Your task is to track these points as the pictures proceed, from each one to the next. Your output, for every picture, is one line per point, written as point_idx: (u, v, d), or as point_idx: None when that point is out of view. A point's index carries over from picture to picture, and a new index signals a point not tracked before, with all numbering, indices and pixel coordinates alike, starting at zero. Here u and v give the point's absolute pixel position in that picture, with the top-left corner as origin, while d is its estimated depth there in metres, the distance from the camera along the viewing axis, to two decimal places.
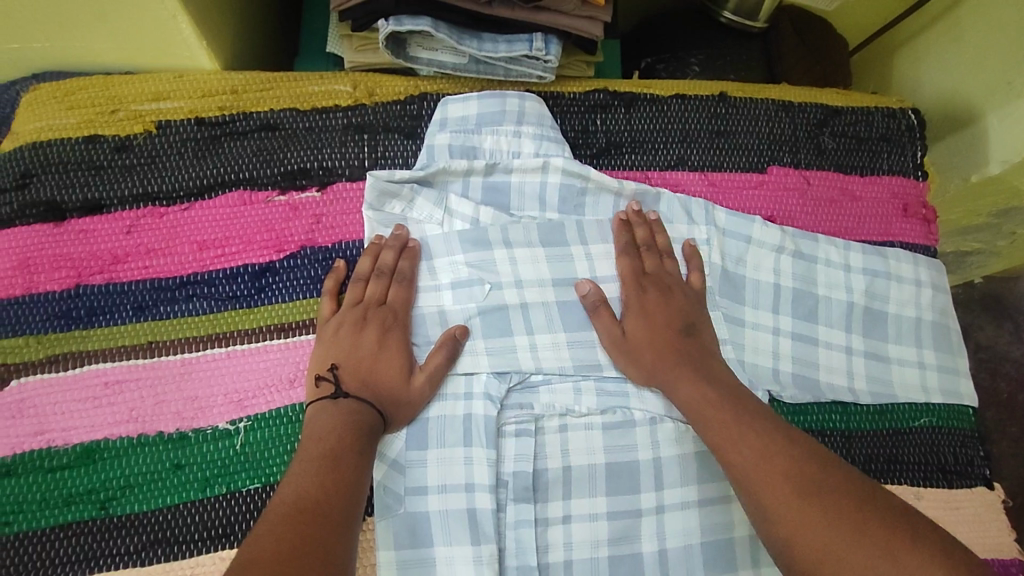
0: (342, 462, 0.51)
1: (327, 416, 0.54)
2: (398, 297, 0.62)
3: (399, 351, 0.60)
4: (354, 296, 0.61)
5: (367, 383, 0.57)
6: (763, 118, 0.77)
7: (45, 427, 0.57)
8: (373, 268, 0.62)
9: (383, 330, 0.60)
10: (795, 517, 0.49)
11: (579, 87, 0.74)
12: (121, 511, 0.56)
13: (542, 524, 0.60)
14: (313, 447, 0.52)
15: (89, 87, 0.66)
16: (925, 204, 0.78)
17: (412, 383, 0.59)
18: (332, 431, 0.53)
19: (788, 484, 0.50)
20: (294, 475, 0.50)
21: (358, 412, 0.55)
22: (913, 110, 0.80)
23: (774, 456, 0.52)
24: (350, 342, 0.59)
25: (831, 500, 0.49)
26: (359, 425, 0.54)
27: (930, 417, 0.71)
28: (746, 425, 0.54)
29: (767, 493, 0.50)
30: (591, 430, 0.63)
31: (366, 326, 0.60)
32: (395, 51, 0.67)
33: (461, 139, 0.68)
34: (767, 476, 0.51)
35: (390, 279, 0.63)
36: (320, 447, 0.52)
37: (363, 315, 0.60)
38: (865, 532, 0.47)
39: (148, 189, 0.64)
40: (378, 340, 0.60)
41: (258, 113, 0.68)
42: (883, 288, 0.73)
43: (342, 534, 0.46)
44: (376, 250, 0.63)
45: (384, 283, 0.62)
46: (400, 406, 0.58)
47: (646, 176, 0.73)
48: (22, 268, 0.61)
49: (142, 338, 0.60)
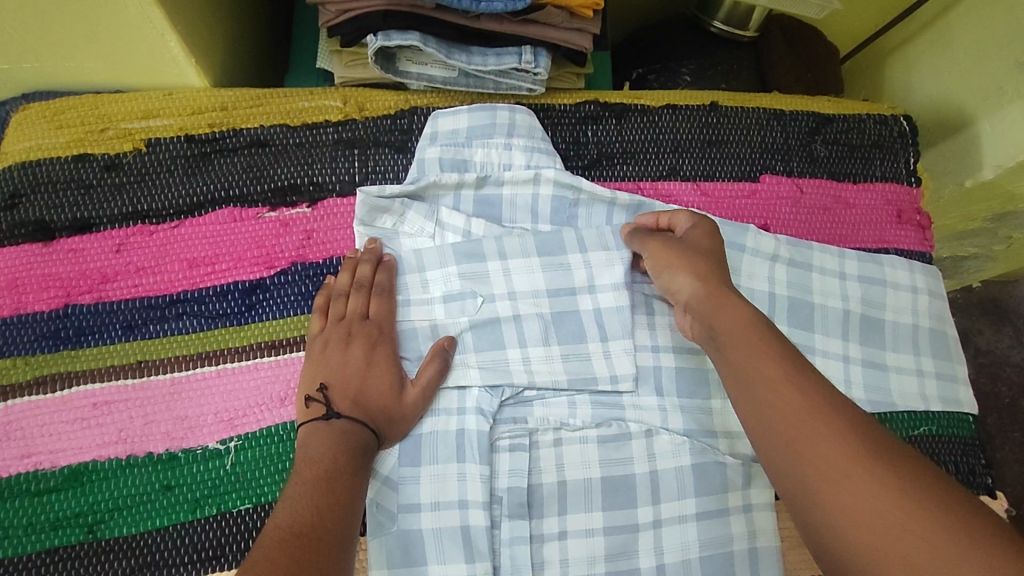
0: (336, 485, 0.50)
1: (321, 437, 0.54)
2: (379, 311, 0.61)
3: (388, 366, 0.59)
4: (336, 311, 0.61)
5: (360, 399, 0.57)
6: (754, 126, 0.77)
7: (32, 450, 0.56)
8: (353, 283, 0.62)
9: (369, 348, 0.59)
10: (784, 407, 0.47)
11: (569, 100, 0.74)
12: (110, 534, 0.55)
13: (537, 541, 0.59)
14: (307, 469, 0.51)
15: (78, 106, 0.66)
16: (919, 210, 0.78)
17: (404, 400, 0.58)
18: (326, 453, 0.52)
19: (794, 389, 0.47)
20: (287, 498, 0.49)
21: (350, 430, 0.54)
22: (905, 116, 0.80)
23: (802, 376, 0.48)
24: (338, 359, 0.58)
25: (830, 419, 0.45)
26: (354, 447, 0.53)
27: (930, 425, 0.70)
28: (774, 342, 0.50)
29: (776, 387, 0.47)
30: (586, 444, 0.62)
31: (352, 342, 0.59)
32: (384, 66, 0.67)
33: (452, 152, 0.68)
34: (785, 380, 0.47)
35: (370, 293, 0.62)
36: (315, 470, 0.51)
37: (349, 331, 0.60)
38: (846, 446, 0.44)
39: (137, 208, 0.64)
40: (365, 356, 0.59)
41: (248, 129, 0.68)
42: (880, 295, 0.72)
43: (336, 558, 0.46)
44: (358, 264, 0.63)
45: (365, 297, 0.61)
46: (393, 422, 0.57)
47: (638, 187, 0.73)
48: (10, 289, 0.60)
49: (131, 357, 0.60)
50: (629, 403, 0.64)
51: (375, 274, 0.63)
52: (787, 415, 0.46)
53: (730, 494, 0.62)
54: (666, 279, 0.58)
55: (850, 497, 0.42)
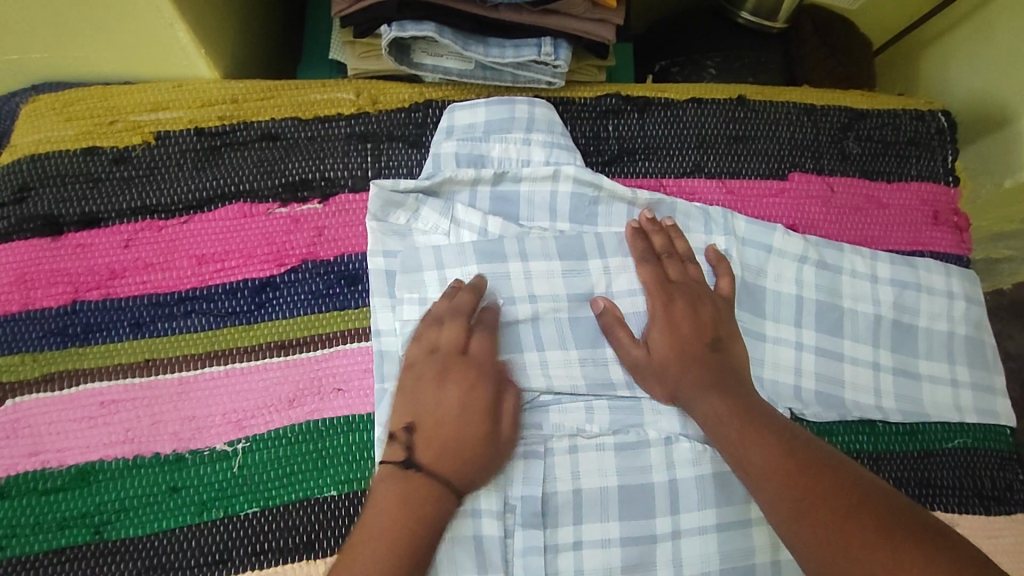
0: (399, 555, 0.49)
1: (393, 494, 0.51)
2: (478, 347, 0.57)
3: (477, 411, 0.54)
4: (423, 348, 0.56)
5: (446, 451, 0.53)
6: (783, 121, 0.73)
7: (39, 448, 0.56)
8: (446, 312, 0.58)
9: (469, 388, 0.55)
10: (751, 459, 0.52)
11: (589, 93, 0.72)
12: (115, 536, 0.54)
13: (552, 552, 0.57)
14: (369, 536, 0.49)
15: (87, 98, 0.64)
16: (956, 211, 0.74)
17: (500, 434, 0.55)
18: (392, 517, 0.50)
19: (764, 449, 0.52)
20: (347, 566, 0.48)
21: (428, 484, 0.52)
22: (943, 112, 0.77)
23: (768, 439, 0.52)
24: (433, 398, 0.54)
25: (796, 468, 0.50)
26: (419, 510, 0.51)
27: (964, 437, 0.66)
28: (734, 413, 0.55)
29: (746, 448, 0.53)
30: (603, 452, 0.60)
31: (430, 385, 0.55)
32: (399, 57, 0.65)
33: (469, 147, 0.66)
34: (754, 442, 0.53)
35: (473, 326, 0.58)
36: (377, 536, 0.49)
37: (441, 369, 0.55)
38: (808, 487, 0.48)
39: (146, 202, 0.62)
40: (461, 400, 0.54)
41: (258, 122, 0.66)
42: (913, 300, 0.69)
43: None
44: (458, 292, 0.59)
45: (464, 331, 0.57)
46: (489, 458, 0.54)
47: (661, 184, 0.70)
48: (19, 283, 0.59)
49: (139, 356, 0.58)
50: (648, 407, 0.62)
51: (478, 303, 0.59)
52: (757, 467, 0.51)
53: (754, 506, 0.60)
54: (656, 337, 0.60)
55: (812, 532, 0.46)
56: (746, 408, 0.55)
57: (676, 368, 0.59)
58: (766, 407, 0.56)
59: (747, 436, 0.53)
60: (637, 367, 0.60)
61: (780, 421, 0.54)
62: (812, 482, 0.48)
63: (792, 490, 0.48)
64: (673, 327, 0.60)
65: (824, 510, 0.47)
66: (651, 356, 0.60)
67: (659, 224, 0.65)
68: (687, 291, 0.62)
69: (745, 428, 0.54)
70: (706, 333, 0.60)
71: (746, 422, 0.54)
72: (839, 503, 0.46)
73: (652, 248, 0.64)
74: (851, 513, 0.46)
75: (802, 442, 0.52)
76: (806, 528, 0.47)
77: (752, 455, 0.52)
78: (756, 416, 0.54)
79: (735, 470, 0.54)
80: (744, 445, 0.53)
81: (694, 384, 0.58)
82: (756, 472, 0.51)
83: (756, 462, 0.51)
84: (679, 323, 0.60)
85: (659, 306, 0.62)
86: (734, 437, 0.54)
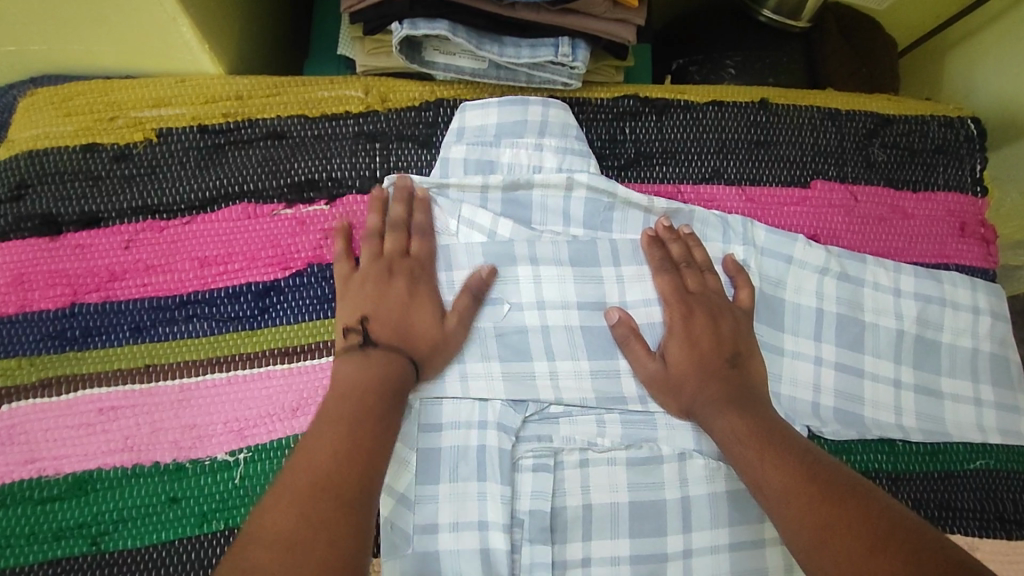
0: (364, 452, 0.47)
1: (357, 395, 0.50)
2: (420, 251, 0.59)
3: (423, 304, 0.57)
4: (372, 251, 0.58)
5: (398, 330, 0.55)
6: (807, 127, 0.71)
7: (36, 456, 0.54)
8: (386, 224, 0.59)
9: (411, 281, 0.57)
10: (772, 481, 0.50)
11: (607, 94, 0.69)
12: (113, 547, 0.53)
13: (560, 568, 0.56)
14: (333, 435, 0.47)
15: (87, 92, 0.62)
16: (984, 223, 0.71)
17: (444, 325, 0.57)
18: (352, 419, 0.48)
19: (785, 470, 0.50)
20: (306, 462, 0.46)
21: (385, 364, 0.52)
22: (972, 119, 0.74)
23: (789, 462, 0.50)
24: (379, 291, 0.56)
25: (819, 493, 0.48)
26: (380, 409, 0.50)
27: (987, 458, 0.64)
28: (752, 434, 0.53)
29: (765, 470, 0.51)
30: (614, 466, 0.58)
31: (389, 284, 0.56)
32: (410, 56, 0.62)
33: (478, 151, 0.64)
34: (775, 464, 0.51)
35: (409, 233, 0.60)
36: (342, 437, 0.47)
37: (390, 268, 0.57)
38: (834, 514, 0.46)
39: (147, 202, 0.60)
40: (408, 289, 0.57)
41: (263, 120, 0.64)
42: (937, 315, 0.67)
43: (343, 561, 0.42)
44: (390, 203, 0.60)
45: (404, 236, 0.59)
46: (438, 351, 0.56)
47: (678, 190, 0.67)
48: (15, 285, 0.58)
49: (139, 361, 0.57)
50: (661, 421, 0.60)
51: (411, 214, 0.60)
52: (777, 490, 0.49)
53: (767, 525, 0.58)
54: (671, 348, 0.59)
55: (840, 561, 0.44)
56: (765, 427, 0.54)
57: (693, 382, 0.57)
58: (787, 427, 0.54)
59: (768, 457, 0.51)
60: (653, 380, 0.58)
61: (802, 443, 0.53)
62: (838, 508, 0.47)
63: (818, 517, 0.47)
64: (695, 343, 0.58)
65: (850, 542, 0.45)
66: (667, 371, 0.58)
67: (676, 233, 0.63)
68: (707, 303, 0.60)
69: (765, 452, 0.52)
70: (725, 349, 0.58)
71: (764, 443, 0.52)
72: (865, 533, 0.45)
73: (670, 257, 0.62)
74: (879, 548, 0.44)
75: (825, 467, 0.50)
76: (828, 559, 0.45)
77: (772, 478, 0.50)
78: (775, 435, 0.53)
79: (752, 492, 0.52)
80: (764, 467, 0.51)
81: (711, 400, 0.56)
82: (778, 496, 0.49)
83: (777, 486, 0.50)
84: (700, 337, 0.58)
85: (678, 316, 0.60)
86: (754, 459, 0.52)
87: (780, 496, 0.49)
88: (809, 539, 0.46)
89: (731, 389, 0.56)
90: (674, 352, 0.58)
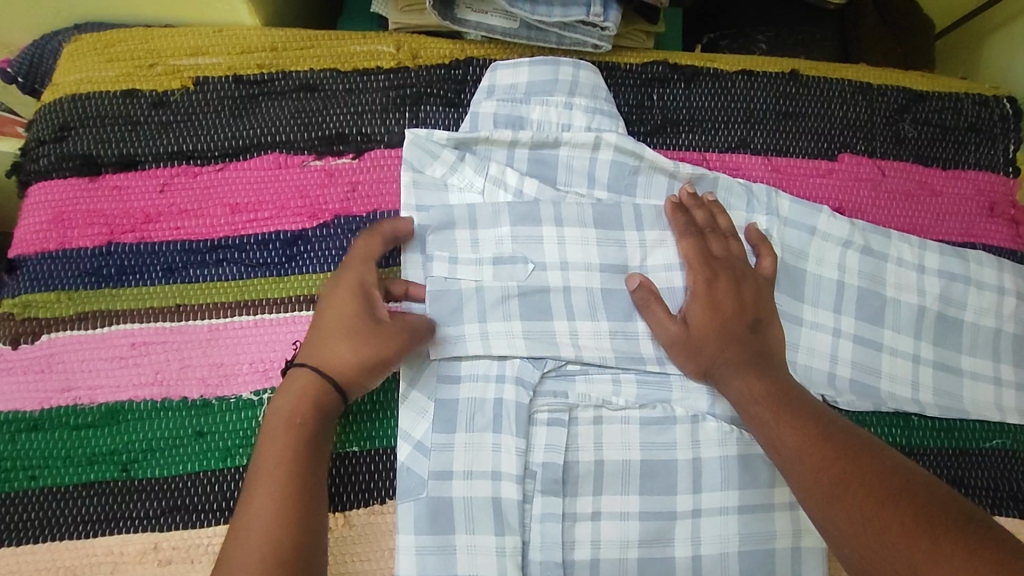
0: (308, 474, 0.47)
1: (280, 426, 0.48)
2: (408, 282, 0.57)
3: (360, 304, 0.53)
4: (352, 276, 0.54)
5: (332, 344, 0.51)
6: (838, 99, 0.70)
7: (73, 385, 0.56)
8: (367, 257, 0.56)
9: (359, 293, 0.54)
10: (785, 441, 0.51)
11: (636, 59, 0.69)
12: (142, 474, 0.55)
13: (570, 520, 0.57)
14: (263, 484, 0.45)
15: (129, 39, 0.64)
16: (1014, 204, 0.70)
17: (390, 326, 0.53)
18: (306, 405, 0.49)
19: (797, 430, 0.51)
20: (248, 511, 0.45)
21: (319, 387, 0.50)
22: (1008, 98, 0.73)
23: (801, 422, 0.51)
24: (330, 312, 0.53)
25: (833, 450, 0.48)
26: (309, 434, 0.48)
27: (1004, 438, 0.64)
28: (764, 395, 0.54)
29: (777, 430, 0.52)
30: (627, 425, 0.59)
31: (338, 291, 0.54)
32: (442, 12, 0.62)
33: (508, 108, 0.64)
34: (788, 425, 0.51)
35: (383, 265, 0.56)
36: (272, 482, 0.45)
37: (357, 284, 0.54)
38: (844, 469, 0.47)
39: (183, 147, 0.62)
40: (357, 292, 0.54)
41: (296, 72, 0.65)
42: (961, 293, 0.66)
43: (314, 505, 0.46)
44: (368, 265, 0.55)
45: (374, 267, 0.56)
46: (366, 349, 0.51)
47: (704, 158, 0.67)
48: (56, 223, 0.60)
49: (170, 301, 0.59)
50: (676, 383, 0.61)
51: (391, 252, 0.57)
52: (788, 447, 0.50)
53: (777, 490, 0.58)
54: (688, 309, 0.59)
55: (848, 514, 0.45)
56: (780, 388, 0.54)
57: (712, 346, 0.58)
58: (806, 393, 0.54)
59: (781, 418, 0.52)
60: (674, 342, 0.59)
61: (819, 405, 0.53)
62: (848, 464, 0.47)
63: (827, 473, 0.47)
64: (716, 307, 0.59)
65: (859, 496, 0.45)
66: (686, 332, 0.58)
67: (700, 200, 0.63)
68: (731, 268, 0.60)
69: (779, 414, 0.52)
70: (746, 314, 0.59)
71: (779, 405, 0.53)
72: (873, 486, 0.45)
73: (694, 224, 0.62)
74: (888, 500, 0.44)
75: (841, 428, 0.50)
76: (840, 511, 0.45)
77: (785, 438, 0.51)
78: (791, 399, 0.53)
79: (766, 451, 0.53)
80: (777, 427, 0.52)
81: (729, 364, 0.56)
82: (790, 453, 0.50)
83: (789, 445, 0.50)
84: (722, 300, 0.59)
85: (700, 281, 0.60)
86: (769, 422, 0.52)
87: (792, 454, 0.50)
88: (819, 494, 0.47)
89: (747, 353, 0.57)
90: (689, 315, 0.59)
